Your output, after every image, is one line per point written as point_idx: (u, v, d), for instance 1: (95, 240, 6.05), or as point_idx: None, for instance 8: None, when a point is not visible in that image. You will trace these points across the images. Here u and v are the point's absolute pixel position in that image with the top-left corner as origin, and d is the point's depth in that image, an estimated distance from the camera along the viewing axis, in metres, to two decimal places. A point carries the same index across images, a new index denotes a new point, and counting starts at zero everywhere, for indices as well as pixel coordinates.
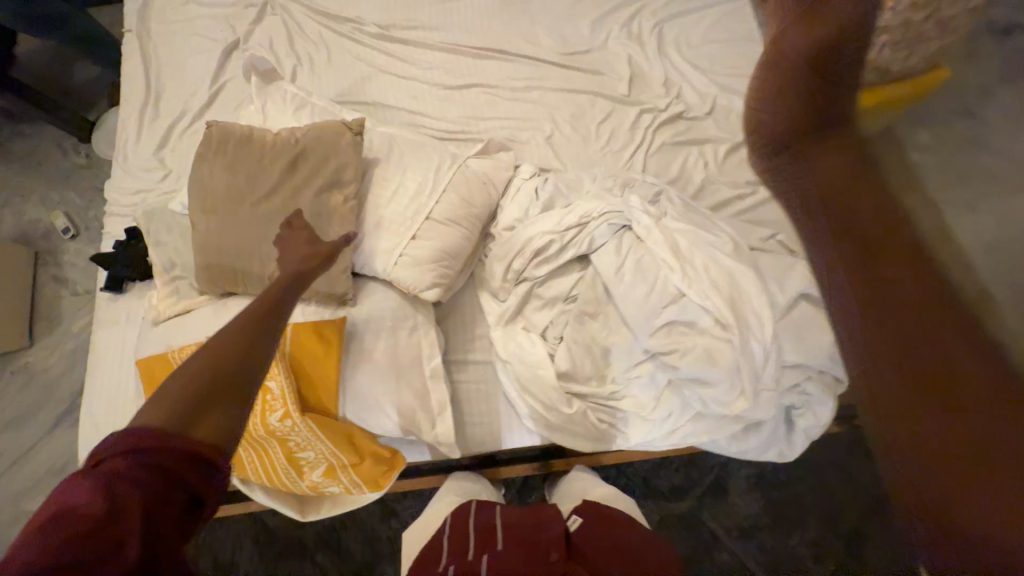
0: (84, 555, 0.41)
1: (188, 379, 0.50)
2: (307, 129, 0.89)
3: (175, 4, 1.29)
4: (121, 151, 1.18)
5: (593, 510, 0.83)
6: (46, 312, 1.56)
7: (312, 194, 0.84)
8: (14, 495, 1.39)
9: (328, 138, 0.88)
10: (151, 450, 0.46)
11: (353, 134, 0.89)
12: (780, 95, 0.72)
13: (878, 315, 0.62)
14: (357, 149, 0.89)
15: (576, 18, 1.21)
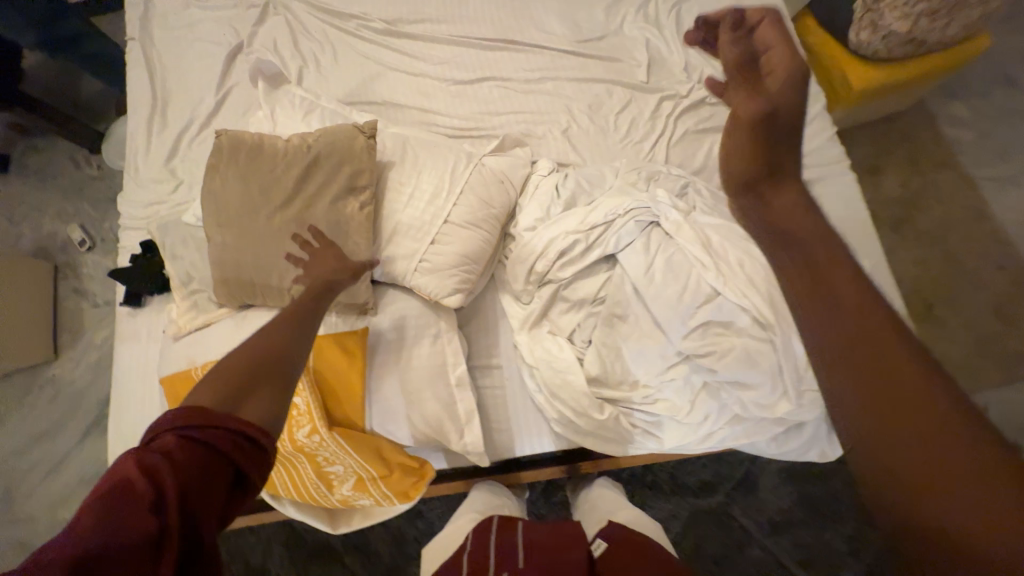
0: (135, 525, 0.41)
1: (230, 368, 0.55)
2: (319, 134, 0.87)
3: (177, 9, 1.27)
4: (132, 162, 1.17)
5: (621, 534, 0.78)
6: (69, 324, 1.58)
7: (330, 203, 0.82)
8: (49, 504, 1.42)
9: (341, 142, 0.85)
10: (201, 426, 0.48)
11: (366, 137, 0.86)
12: (737, 131, 0.54)
13: (850, 376, 0.40)
14: (372, 153, 0.86)
15: (589, 4, 1.16)
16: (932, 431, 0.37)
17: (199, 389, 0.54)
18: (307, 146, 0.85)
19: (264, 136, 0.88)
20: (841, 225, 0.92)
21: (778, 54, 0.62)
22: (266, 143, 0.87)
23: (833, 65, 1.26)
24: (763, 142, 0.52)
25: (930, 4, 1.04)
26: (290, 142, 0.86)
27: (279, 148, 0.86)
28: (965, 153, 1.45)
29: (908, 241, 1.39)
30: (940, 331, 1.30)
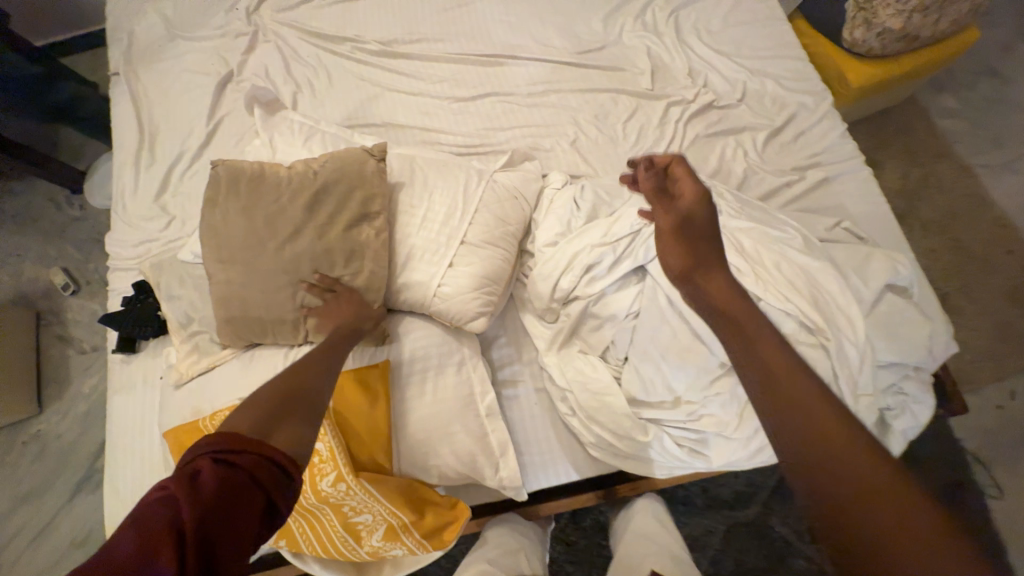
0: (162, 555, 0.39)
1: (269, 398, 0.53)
2: (324, 160, 0.83)
3: (161, 40, 1.22)
4: (120, 200, 1.11)
5: None
6: (54, 374, 1.48)
7: (341, 231, 0.78)
8: (35, 574, 1.30)
9: (352, 166, 0.81)
10: (234, 452, 0.45)
11: (377, 160, 0.83)
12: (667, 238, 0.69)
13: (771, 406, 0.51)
14: (383, 177, 0.82)
15: (586, 15, 1.15)
16: (838, 452, 0.46)
17: (235, 415, 0.51)
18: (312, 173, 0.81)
19: (265, 164, 0.83)
20: (864, 221, 0.90)
21: (683, 178, 0.73)
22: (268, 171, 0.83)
23: (829, 63, 1.26)
24: (691, 249, 0.66)
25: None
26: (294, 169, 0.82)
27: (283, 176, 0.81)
28: (961, 142, 1.47)
29: (916, 231, 1.39)
30: (958, 320, 1.29)
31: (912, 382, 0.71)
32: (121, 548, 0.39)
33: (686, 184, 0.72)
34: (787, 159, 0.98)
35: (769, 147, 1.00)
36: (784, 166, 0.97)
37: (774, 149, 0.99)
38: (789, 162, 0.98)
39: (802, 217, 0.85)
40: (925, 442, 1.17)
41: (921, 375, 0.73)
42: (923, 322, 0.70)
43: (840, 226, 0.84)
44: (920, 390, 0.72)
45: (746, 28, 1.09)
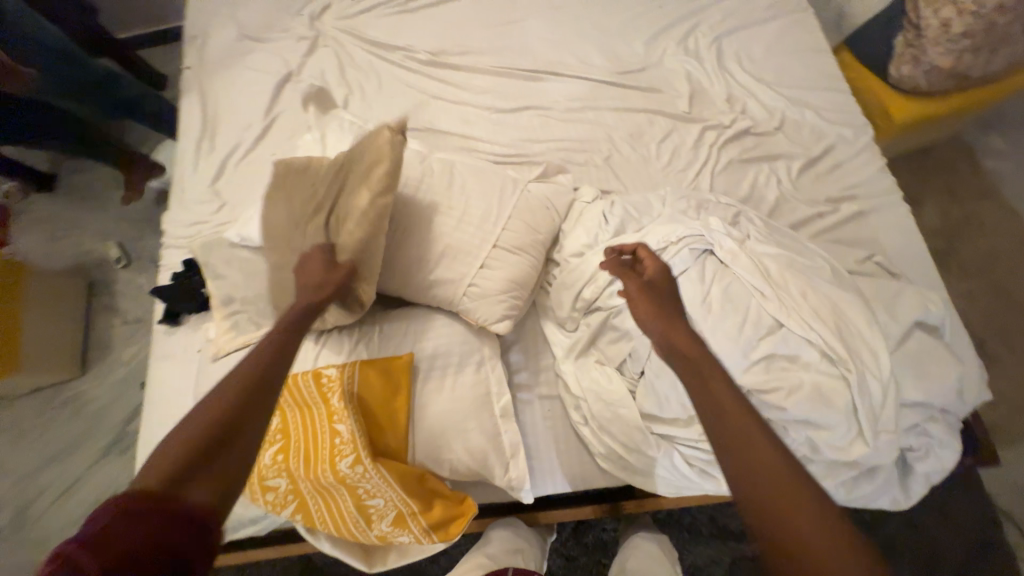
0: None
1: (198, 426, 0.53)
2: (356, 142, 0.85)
3: (230, 39, 1.32)
4: (178, 184, 1.19)
5: None
6: (99, 340, 1.59)
7: (344, 200, 0.80)
8: (62, 527, 1.38)
9: (368, 140, 0.80)
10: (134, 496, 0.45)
11: (392, 130, 0.79)
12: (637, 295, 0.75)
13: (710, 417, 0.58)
14: (398, 145, 0.78)
15: (630, 37, 1.18)
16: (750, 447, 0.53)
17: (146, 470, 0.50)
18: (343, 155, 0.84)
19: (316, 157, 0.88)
20: (899, 257, 0.89)
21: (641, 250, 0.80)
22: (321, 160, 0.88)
23: (872, 98, 1.25)
24: (656, 306, 0.73)
25: (973, 42, 1.06)
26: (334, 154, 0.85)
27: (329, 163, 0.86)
28: (1008, 186, 1.42)
29: (955, 274, 1.34)
30: (995, 369, 1.24)
31: (939, 425, 0.69)
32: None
33: (646, 259, 0.79)
34: (822, 190, 0.97)
35: (804, 176, 1.00)
36: (818, 196, 0.97)
37: (809, 179, 0.99)
38: (824, 193, 0.97)
39: (832, 248, 0.85)
40: (952, 494, 1.11)
41: (948, 418, 0.71)
42: (953, 364, 0.69)
43: (872, 260, 0.83)
44: (947, 433, 0.70)
45: (789, 58, 1.10)
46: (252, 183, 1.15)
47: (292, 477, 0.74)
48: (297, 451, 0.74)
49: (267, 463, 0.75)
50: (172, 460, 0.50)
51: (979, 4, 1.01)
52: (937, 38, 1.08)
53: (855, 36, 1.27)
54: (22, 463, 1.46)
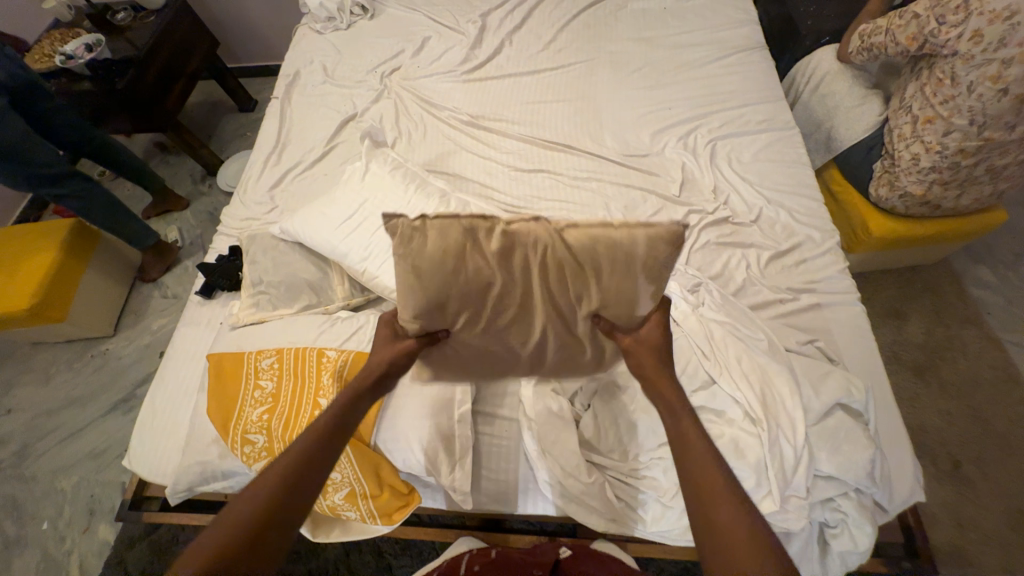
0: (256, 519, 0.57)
1: (303, 446, 0.64)
2: (515, 232, 0.68)
3: (316, 82, 1.62)
4: (243, 185, 1.42)
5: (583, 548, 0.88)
6: (136, 307, 1.79)
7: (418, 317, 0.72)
8: (53, 469, 1.49)
9: (433, 253, 0.67)
10: (282, 472, 0.61)
11: (435, 237, 0.67)
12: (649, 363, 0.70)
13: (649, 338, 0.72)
14: (423, 263, 0.67)
15: (639, 128, 1.39)
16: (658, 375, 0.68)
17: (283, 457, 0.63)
18: (486, 266, 0.68)
19: (615, 231, 0.67)
20: (845, 350, 0.98)
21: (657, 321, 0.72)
22: (592, 248, 0.67)
23: (855, 212, 1.39)
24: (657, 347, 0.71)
25: (941, 175, 1.17)
26: (517, 258, 0.69)
27: (550, 266, 0.69)
28: (993, 315, 1.48)
29: (933, 390, 1.38)
30: (969, 495, 1.22)
31: (851, 502, 0.74)
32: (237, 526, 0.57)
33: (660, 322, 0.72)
34: (785, 280, 1.09)
35: (771, 265, 1.12)
36: (781, 284, 1.08)
37: (775, 268, 1.11)
38: (786, 282, 1.08)
39: (780, 329, 0.95)
40: None
41: (865, 500, 0.75)
42: (868, 445, 0.74)
43: (814, 344, 0.93)
44: (860, 514, 0.74)
45: (772, 165, 1.27)
46: (301, 193, 1.36)
47: (269, 435, 0.85)
48: (281, 414, 0.86)
49: (253, 418, 0.87)
50: (306, 442, 0.64)
51: (943, 145, 1.13)
52: (909, 168, 1.20)
53: (840, 158, 1.42)
54: (40, 404, 1.62)
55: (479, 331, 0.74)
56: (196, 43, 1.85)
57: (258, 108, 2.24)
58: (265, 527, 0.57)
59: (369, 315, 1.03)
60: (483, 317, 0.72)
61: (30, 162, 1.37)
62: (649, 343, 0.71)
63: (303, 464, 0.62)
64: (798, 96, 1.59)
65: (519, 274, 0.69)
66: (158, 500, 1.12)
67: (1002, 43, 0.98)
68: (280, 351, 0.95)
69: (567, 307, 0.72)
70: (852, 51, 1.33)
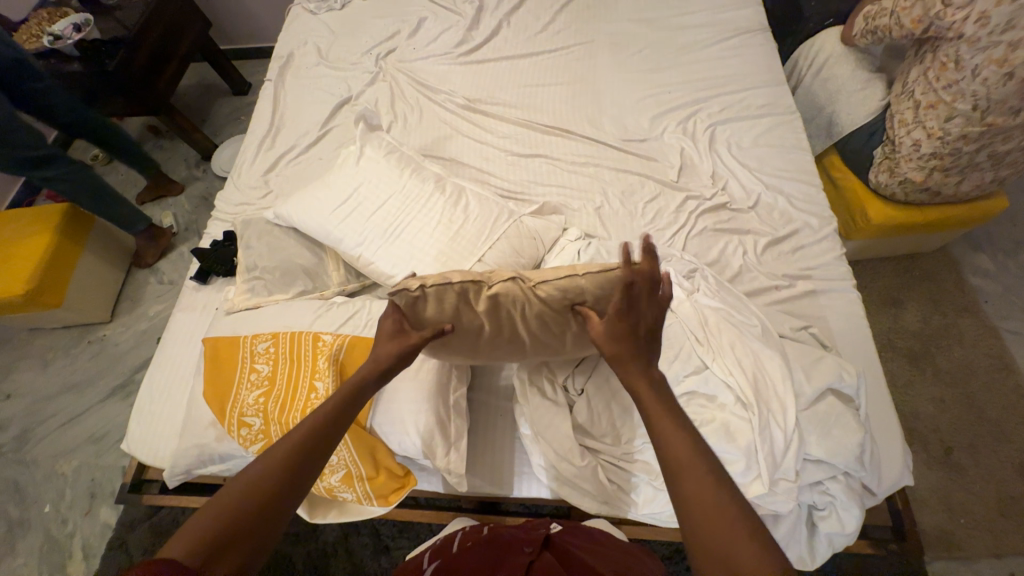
0: (246, 505, 0.58)
1: (300, 436, 0.63)
2: (498, 294, 0.74)
3: (310, 64, 1.58)
4: (237, 170, 1.41)
5: (574, 526, 0.87)
6: (133, 294, 1.78)
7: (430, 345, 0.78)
8: (53, 453, 1.50)
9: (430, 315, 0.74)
10: (277, 459, 0.61)
11: (427, 300, 0.73)
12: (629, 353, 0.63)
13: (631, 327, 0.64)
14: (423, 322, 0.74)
15: (639, 112, 1.37)
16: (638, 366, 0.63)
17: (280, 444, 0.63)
18: (479, 321, 0.76)
19: (583, 280, 0.72)
20: (840, 336, 0.98)
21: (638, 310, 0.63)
22: (566, 301, 0.73)
23: (855, 200, 1.38)
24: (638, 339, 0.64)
25: (942, 162, 1.16)
26: (504, 309, 0.75)
27: (536, 314, 0.75)
28: (990, 303, 1.48)
29: (926, 378, 1.38)
30: (958, 481, 1.24)
31: (840, 486, 0.75)
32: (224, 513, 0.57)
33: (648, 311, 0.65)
34: (783, 267, 1.08)
35: (768, 252, 1.11)
36: (778, 271, 1.07)
37: (773, 255, 1.11)
38: (783, 269, 1.08)
39: (775, 315, 0.96)
40: None
41: (853, 482, 0.76)
42: (858, 430, 0.74)
43: (808, 330, 0.94)
44: (848, 496, 0.75)
45: (772, 151, 1.25)
46: (296, 178, 1.34)
47: (265, 418, 0.86)
48: (277, 397, 0.87)
49: (249, 401, 0.88)
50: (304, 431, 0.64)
51: (945, 131, 1.11)
52: (910, 154, 1.19)
53: (840, 144, 1.41)
54: (39, 389, 1.63)
55: (482, 343, 0.80)
56: (187, 23, 1.81)
57: (251, 92, 2.21)
58: (255, 517, 0.58)
59: (365, 300, 1.03)
60: (486, 345, 0.80)
61: (15, 145, 1.34)
62: (635, 331, 0.64)
63: (298, 455, 0.62)
64: (800, 80, 1.56)
65: (509, 316, 0.76)
66: (158, 483, 1.13)
67: (1009, 25, 0.95)
68: (275, 335, 0.95)
69: (560, 335, 0.78)
70: (857, 34, 1.31)
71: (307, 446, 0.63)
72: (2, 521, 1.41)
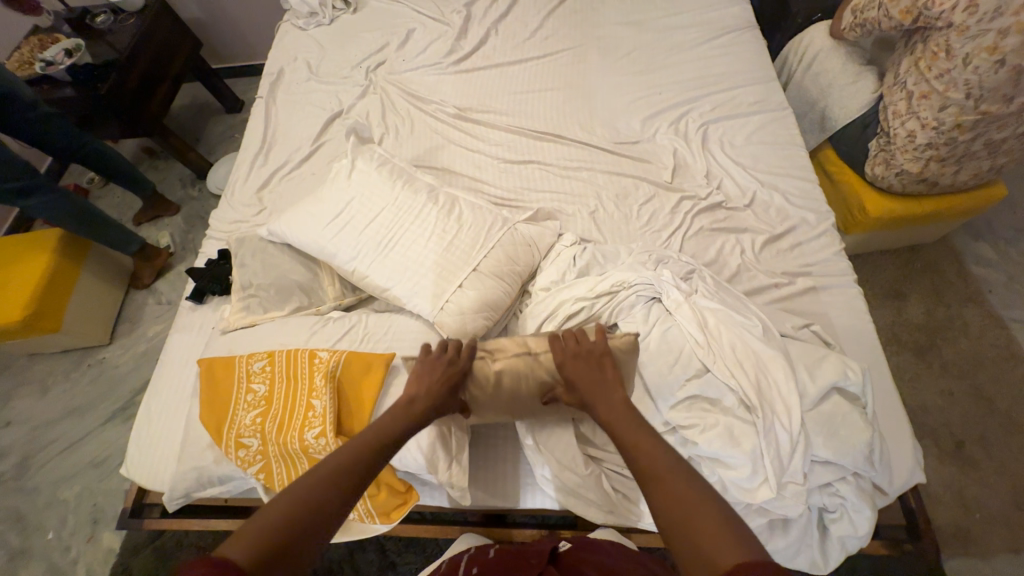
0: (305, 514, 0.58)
1: (353, 450, 0.66)
2: (501, 371, 0.82)
3: (300, 80, 1.59)
4: (230, 187, 1.41)
5: (585, 542, 0.85)
6: (131, 315, 1.78)
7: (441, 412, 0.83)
8: (55, 480, 1.49)
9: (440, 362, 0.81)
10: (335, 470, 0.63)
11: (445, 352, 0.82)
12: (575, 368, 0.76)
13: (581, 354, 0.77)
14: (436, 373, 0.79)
15: (629, 114, 1.36)
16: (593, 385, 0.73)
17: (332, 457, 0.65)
18: (486, 384, 0.82)
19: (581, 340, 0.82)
20: (842, 332, 0.97)
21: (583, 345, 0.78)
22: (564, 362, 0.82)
23: (851, 193, 1.37)
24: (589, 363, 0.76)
25: (938, 151, 1.15)
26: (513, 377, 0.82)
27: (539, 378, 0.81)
28: (994, 292, 1.47)
29: (933, 370, 1.36)
30: (972, 474, 1.22)
31: (850, 487, 0.73)
32: (280, 519, 0.56)
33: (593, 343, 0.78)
34: (781, 264, 1.07)
35: (766, 250, 1.10)
36: (776, 269, 1.06)
37: (770, 253, 1.09)
38: (782, 266, 1.07)
39: (775, 314, 0.94)
40: None
41: (863, 483, 0.74)
42: (866, 429, 0.73)
43: (809, 328, 0.92)
44: (859, 497, 0.73)
45: (766, 148, 1.25)
46: (289, 194, 1.34)
47: (264, 438, 0.85)
48: (274, 417, 0.86)
49: (247, 422, 0.87)
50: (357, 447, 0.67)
51: (939, 121, 1.10)
52: (905, 146, 1.18)
53: (834, 138, 1.40)
54: (39, 415, 1.62)
55: (487, 415, 0.84)
56: (177, 43, 1.82)
57: (244, 109, 2.22)
58: (291, 538, 0.55)
59: (361, 315, 1.02)
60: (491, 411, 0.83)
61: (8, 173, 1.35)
62: (589, 359, 0.76)
63: (342, 477, 0.63)
64: (790, 76, 1.56)
65: (514, 385, 0.81)
66: (159, 507, 1.12)
67: (997, 12, 0.95)
68: (271, 353, 0.94)
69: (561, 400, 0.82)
70: (845, 27, 1.30)
71: (352, 468, 0.64)
72: (3, 551, 1.39)
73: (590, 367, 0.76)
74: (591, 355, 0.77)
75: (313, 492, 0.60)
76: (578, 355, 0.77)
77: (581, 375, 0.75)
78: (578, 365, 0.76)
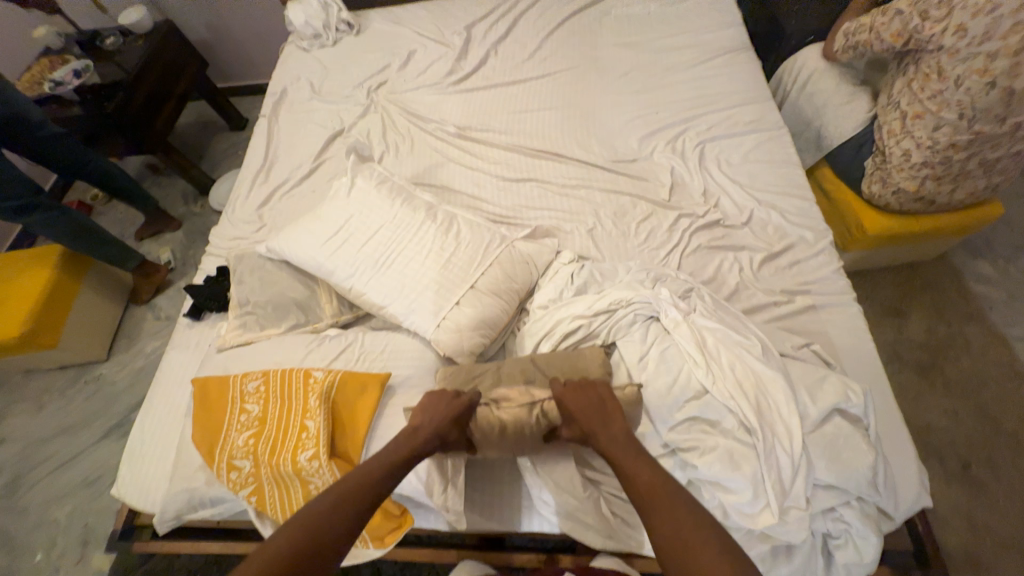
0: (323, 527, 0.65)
1: (371, 470, 0.72)
2: (505, 420, 0.80)
3: (303, 99, 1.61)
4: (231, 204, 1.42)
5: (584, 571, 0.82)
6: (129, 331, 1.78)
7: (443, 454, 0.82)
8: (46, 499, 1.47)
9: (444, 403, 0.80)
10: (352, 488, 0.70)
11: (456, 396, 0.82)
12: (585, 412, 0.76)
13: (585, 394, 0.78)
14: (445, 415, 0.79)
15: (626, 133, 1.38)
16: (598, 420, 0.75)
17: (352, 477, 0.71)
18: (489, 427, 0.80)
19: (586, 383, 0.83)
20: (843, 352, 0.96)
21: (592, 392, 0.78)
22: None
23: (848, 211, 1.37)
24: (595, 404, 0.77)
25: (934, 170, 1.16)
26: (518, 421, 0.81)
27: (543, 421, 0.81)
28: (995, 310, 1.46)
29: (936, 389, 1.35)
30: (979, 496, 1.19)
31: (853, 512, 0.72)
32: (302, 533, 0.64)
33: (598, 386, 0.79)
34: (779, 282, 1.07)
35: (765, 267, 1.10)
36: (775, 287, 1.06)
37: (768, 270, 1.09)
38: (781, 284, 1.07)
39: (774, 333, 0.94)
40: None
41: (867, 508, 0.73)
42: (868, 452, 0.71)
43: (809, 347, 0.92)
44: (863, 523, 0.71)
45: (763, 167, 1.26)
46: (289, 211, 1.35)
47: (256, 460, 0.84)
48: (268, 438, 0.85)
49: (239, 443, 0.85)
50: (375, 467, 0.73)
51: (934, 140, 1.11)
52: (901, 164, 1.19)
53: (830, 156, 1.41)
54: (33, 432, 1.60)
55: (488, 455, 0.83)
56: (184, 64, 1.86)
57: (247, 126, 2.25)
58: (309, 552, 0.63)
59: (358, 333, 1.02)
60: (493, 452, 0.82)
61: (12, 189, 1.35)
62: (593, 402, 0.77)
63: (357, 497, 0.69)
64: (786, 96, 1.58)
65: (518, 432, 0.80)
66: (149, 529, 1.10)
67: (987, 36, 0.97)
68: (265, 372, 0.93)
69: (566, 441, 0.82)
70: (838, 49, 1.33)
71: (368, 488, 0.70)
72: None
73: (597, 409, 0.76)
74: (596, 398, 0.77)
75: (327, 516, 0.66)
76: (581, 396, 0.78)
77: (587, 417, 0.75)
78: (585, 408, 0.76)
